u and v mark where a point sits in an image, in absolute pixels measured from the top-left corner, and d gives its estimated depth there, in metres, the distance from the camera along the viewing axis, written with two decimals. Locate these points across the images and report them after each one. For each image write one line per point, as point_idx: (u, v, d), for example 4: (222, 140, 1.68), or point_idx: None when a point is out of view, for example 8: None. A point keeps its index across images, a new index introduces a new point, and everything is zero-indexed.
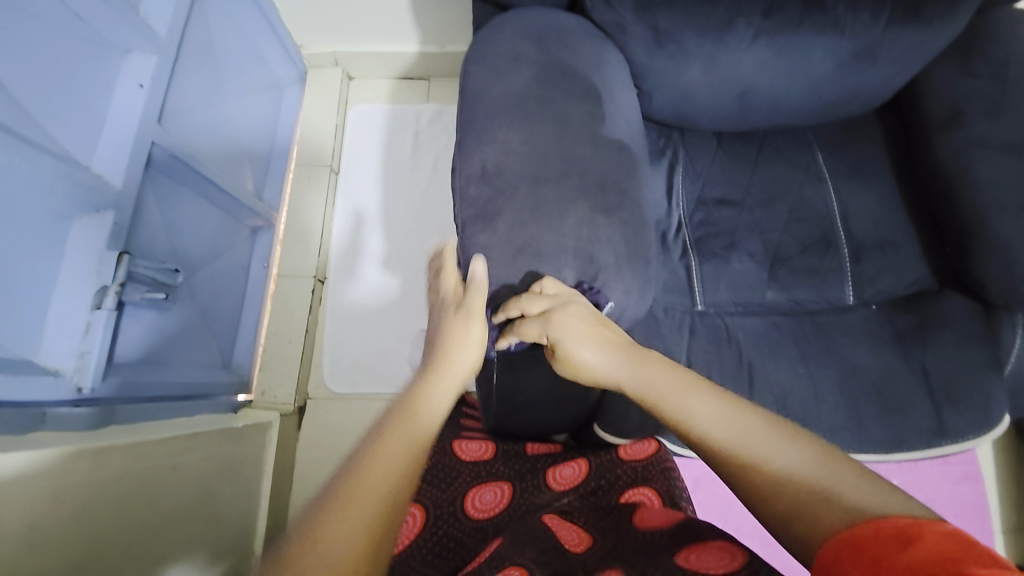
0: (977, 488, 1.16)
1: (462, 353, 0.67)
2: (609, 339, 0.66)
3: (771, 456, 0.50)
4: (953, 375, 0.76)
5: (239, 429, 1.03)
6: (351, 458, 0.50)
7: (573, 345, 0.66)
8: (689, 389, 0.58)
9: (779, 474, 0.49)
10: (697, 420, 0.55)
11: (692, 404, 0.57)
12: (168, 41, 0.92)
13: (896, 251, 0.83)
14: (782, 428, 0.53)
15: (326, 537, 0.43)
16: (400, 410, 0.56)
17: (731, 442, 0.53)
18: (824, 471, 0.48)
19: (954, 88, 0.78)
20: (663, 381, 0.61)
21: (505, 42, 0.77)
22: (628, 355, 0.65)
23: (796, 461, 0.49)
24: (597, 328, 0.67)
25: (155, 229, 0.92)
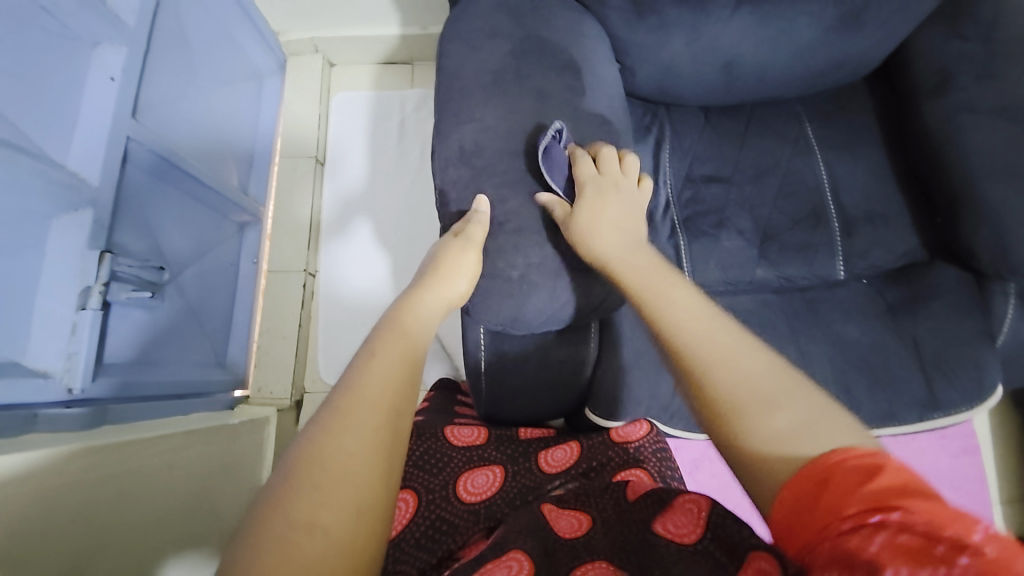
0: (976, 460, 1.17)
1: (451, 279, 0.65)
2: (631, 240, 0.65)
3: (718, 352, 0.49)
4: (944, 347, 0.76)
5: (235, 426, 1.04)
6: (345, 373, 0.49)
7: (602, 212, 0.66)
8: (673, 287, 0.58)
9: (709, 356, 0.49)
10: (665, 304, 0.55)
11: (662, 291, 0.57)
12: (138, 32, 0.89)
13: (887, 223, 0.82)
14: (747, 340, 0.51)
15: (335, 441, 0.42)
16: (388, 328, 0.56)
17: (685, 329, 0.52)
18: (783, 385, 0.46)
19: (942, 51, 0.76)
20: (655, 276, 0.60)
21: (480, 19, 0.75)
22: (636, 253, 0.63)
23: (741, 367, 0.48)
24: (623, 225, 0.66)
25: (136, 227, 0.91)
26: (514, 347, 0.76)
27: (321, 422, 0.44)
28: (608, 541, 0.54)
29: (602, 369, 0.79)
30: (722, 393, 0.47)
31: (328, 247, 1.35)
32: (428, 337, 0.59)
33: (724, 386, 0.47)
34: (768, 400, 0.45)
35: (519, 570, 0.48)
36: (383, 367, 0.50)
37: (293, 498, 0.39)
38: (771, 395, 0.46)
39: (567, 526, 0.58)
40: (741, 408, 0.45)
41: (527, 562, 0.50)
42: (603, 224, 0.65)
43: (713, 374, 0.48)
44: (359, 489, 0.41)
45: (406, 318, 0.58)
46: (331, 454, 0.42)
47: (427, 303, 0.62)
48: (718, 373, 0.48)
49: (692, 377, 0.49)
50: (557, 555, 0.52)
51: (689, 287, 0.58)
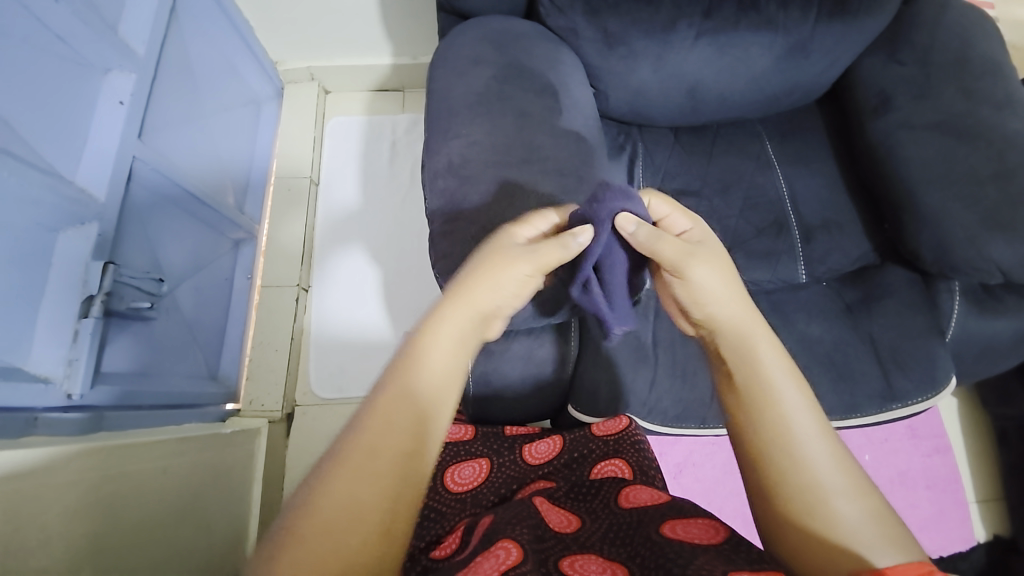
0: (947, 460, 1.23)
1: (498, 287, 0.58)
2: (739, 297, 0.61)
3: (835, 490, 0.49)
4: (899, 341, 0.81)
5: (227, 436, 1.05)
6: (355, 416, 0.48)
7: (700, 287, 0.60)
8: (789, 390, 0.54)
9: (820, 498, 0.49)
10: (784, 406, 0.53)
11: (788, 394, 0.54)
12: (147, 61, 0.95)
13: (842, 230, 0.89)
14: (859, 478, 0.51)
15: (330, 487, 0.43)
16: (405, 362, 0.52)
17: (807, 452, 0.51)
18: (881, 532, 0.48)
19: (881, 75, 0.86)
20: (776, 374, 0.55)
21: (466, 48, 0.83)
22: (753, 328, 0.59)
23: (849, 507, 0.49)
24: (727, 281, 0.61)
25: (138, 241, 0.94)
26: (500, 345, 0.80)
27: (320, 472, 0.44)
28: (607, 545, 0.55)
29: (581, 366, 0.82)
30: (825, 534, 0.48)
31: (320, 264, 1.40)
32: (450, 369, 0.53)
33: (836, 520, 0.48)
34: (862, 548, 0.47)
35: (507, 558, 0.48)
36: (393, 417, 0.47)
37: (279, 551, 0.40)
38: (866, 534, 0.47)
39: (557, 521, 0.60)
40: (854, 547, 0.47)
41: (515, 550, 0.50)
42: (707, 295, 0.60)
43: (831, 528, 0.48)
44: (355, 551, 0.41)
45: (425, 350, 0.53)
46: (327, 509, 0.42)
47: (456, 325, 0.55)
48: (819, 506, 0.49)
49: (800, 507, 0.49)
50: (548, 544, 0.54)
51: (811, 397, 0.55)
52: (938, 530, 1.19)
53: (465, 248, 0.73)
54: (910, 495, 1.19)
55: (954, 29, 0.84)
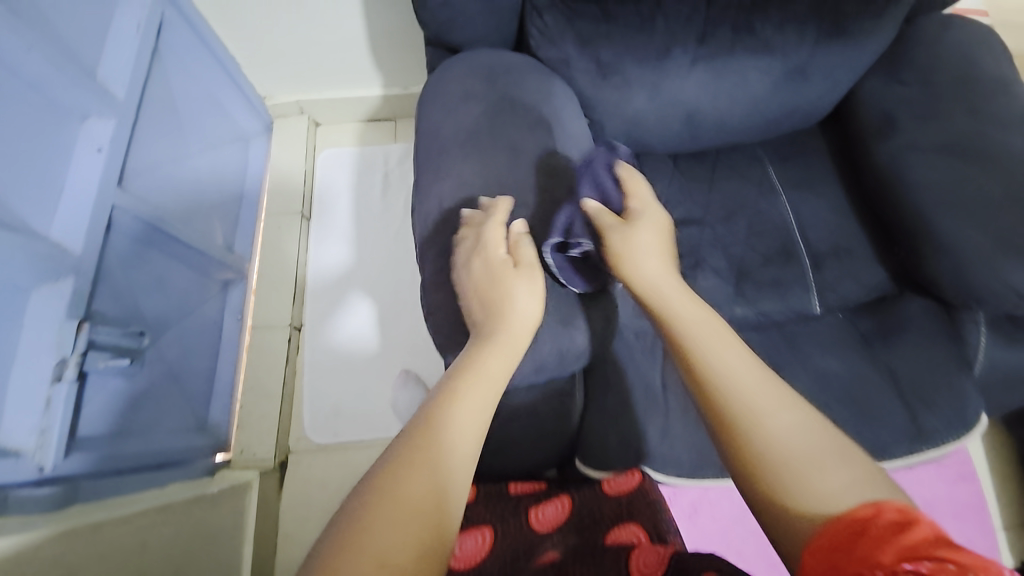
0: (974, 488, 1.16)
1: (517, 310, 0.60)
2: (666, 259, 0.61)
3: (766, 407, 0.46)
4: (919, 375, 0.76)
5: (213, 495, 0.99)
6: (397, 439, 0.47)
7: (632, 248, 0.61)
8: (710, 327, 0.53)
9: (766, 445, 0.44)
10: (703, 343, 0.51)
11: (703, 331, 0.53)
12: (128, 105, 0.92)
13: (852, 255, 0.85)
14: (789, 393, 0.48)
15: (370, 523, 0.40)
16: (448, 389, 0.52)
17: (736, 380, 0.48)
18: (823, 442, 0.44)
19: (884, 99, 0.82)
20: (694, 314, 0.55)
21: (454, 83, 0.80)
22: (670, 280, 0.59)
23: (786, 422, 0.45)
24: (659, 247, 0.62)
25: (117, 292, 0.90)
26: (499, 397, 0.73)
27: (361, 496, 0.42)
28: None
29: (589, 416, 0.78)
30: (768, 454, 0.44)
31: (312, 301, 1.35)
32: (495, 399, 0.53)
33: (773, 438, 0.44)
34: (809, 463, 0.43)
35: None
36: (439, 442, 0.46)
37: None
38: (818, 466, 0.42)
39: None
40: (799, 467, 0.43)
41: None
42: (637, 252, 0.61)
43: (770, 447, 0.44)
44: None
45: (469, 381, 0.52)
46: (370, 536, 0.39)
47: (501, 359, 0.55)
48: (767, 453, 0.44)
49: (739, 431, 0.46)
50: None
51: (729, 331, 0.53)
52: None
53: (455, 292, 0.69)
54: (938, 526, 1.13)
55: (961, 47, 0.80)
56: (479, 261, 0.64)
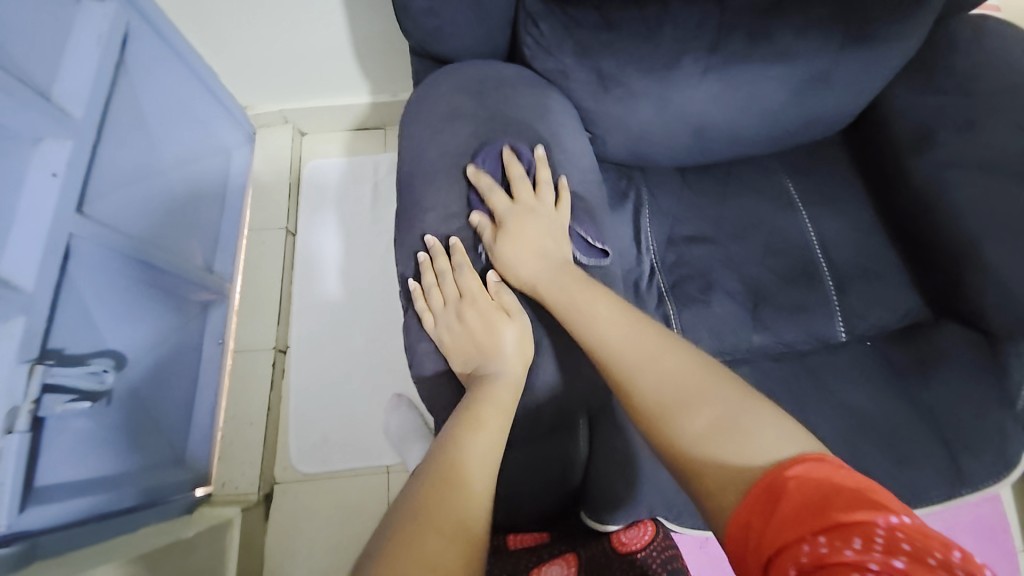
0: (998, 508, 1.09)
1: (504, 354, 0.60)
2: (547, 249, 0.63)
3: (633, 363, 0.54)
4: (964, 416, 0.71)
5: (189, 540, 0.92)
6: (394, 507, 0.48)
7: (514, 252, 0.63)
8: (587, 295, 0.60)
9: (691, 416, 0.49)
10: (587, 318, 0.58)
11: (584, 305, 0.59)
12: (87, 124, 0.85)
13: (884, 280, 0.79)
14: (652, 341, 0.55)
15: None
16: (440, 448, 0.52)
17: (614, 348, 0.56)
18: (690, 383, 0.51)
19: (917, 107, 0.77)
20: (573, 292, 0.60)
21: (440, 98, 0.73)
22: (554, 267, 0.63)
23: (654, 373, 0.53)
24: (540, 240, 0.63)
25: (77, 326, 0.83)
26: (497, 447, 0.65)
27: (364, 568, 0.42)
28: None
29: (595, 467, 0.68)
30: (649, 411, 0.51)
31: (298, 322, 1.28)
32: (490, 450, 0.52)
33: (646, 393, 0.52)
34: (682, 408, 0.50)
35: None
36: (433, 502, 0.47)
37: None
38: (742, 431, 0.47)
39: None
40: (668, 413, 0.50)
41: None
42: (520, 255, 0.63)
43: (645, 402, 0.52)
44: None
45: (462, 437, 0.52)
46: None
47: (493, 406, 0.55)
48: (693, 428, 0.49)
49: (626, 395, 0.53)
50: None
51: (600, 294, 0.60)
52: None
53: (445, 337, 0.63)
54: None
55: (996, 56, 0.74)
56: (464, 310, 0.62)
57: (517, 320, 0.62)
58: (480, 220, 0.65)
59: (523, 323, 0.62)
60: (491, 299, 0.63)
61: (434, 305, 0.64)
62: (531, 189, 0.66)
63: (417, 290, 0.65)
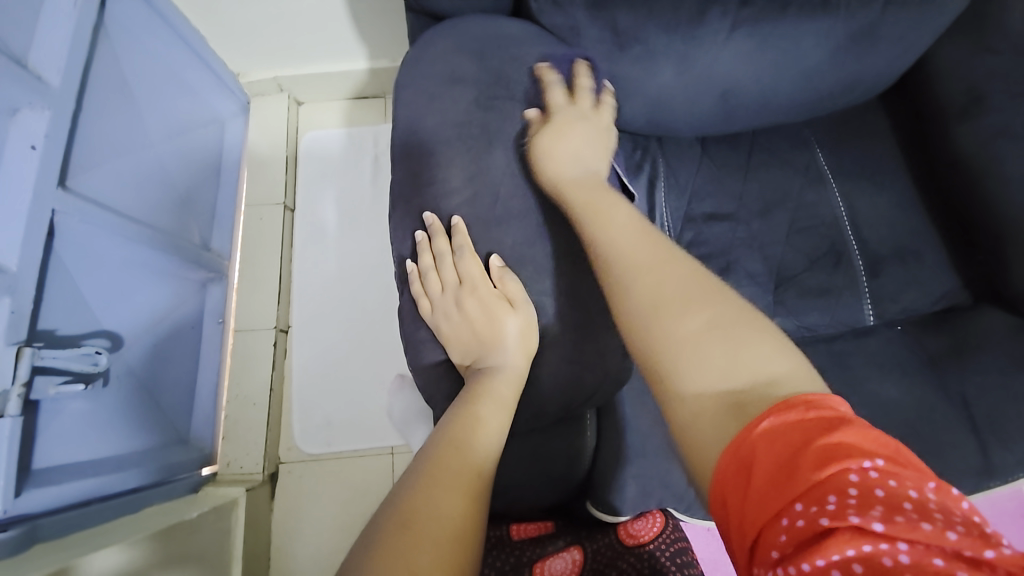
0: (1015, 494, 1.06)
1: (506, 347, 0.56)
2: (593, 160, 0.60)
3: (634, 261, 0.49)
4: (996, 404, 0.66)
5: (194, 519, 0.92)
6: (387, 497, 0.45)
7: (556, 141, 0.60)
8: (603, 200, 0.56)
9: (682, 319, 0.44)
10: (596, 220, 0.54)
11: (597, 206, 0.55)
12: (65, 93, 0.79)
13: (920, 260, 0.74)
14: (663, 249, 0.50)
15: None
16: (437, 439, 0.49)
17: (618, 248, 0.51)
18: (693, 289, 0.46)
19: (969, 68, 0.70)
20: (591, 193, 0.56)
21: (438, 61, 0.66)
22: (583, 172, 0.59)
23: (656, 273, 0.48)
24: (587, 145, 0.60)
25: (68, 305, 0.81)
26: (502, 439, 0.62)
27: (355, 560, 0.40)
28: None
29: (603, 460, 0.66)
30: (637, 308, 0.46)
31: (299, 301, 1.25)
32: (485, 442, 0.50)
33: (639, 289, 0.47)
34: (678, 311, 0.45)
35: None
36: (427, 492, 0.44)
37: None
38: (738, 343, 0.42)
39: None
40: (656, 314, 0.45)
41: None
42: (561, 147, 0.60)
43: (637, 298, 0.47)
44: None
45: (460, 430, 0.50)
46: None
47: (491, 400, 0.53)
48: (681, 334, 0.43)
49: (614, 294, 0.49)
50: None
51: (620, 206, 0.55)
52: None
53: (444, 326, 0.59)
54: None
55: None
56: (463, 299, 0.58)
57: (520, 311, 0.58)
58: (531, 113, 0.63)
59: (528, 313, 0.58)
60: (493, 287, 0.58)
61: (432, 289, 0.60)
62: (593, 103, 0.64)
63: (415, 273, 0.61)
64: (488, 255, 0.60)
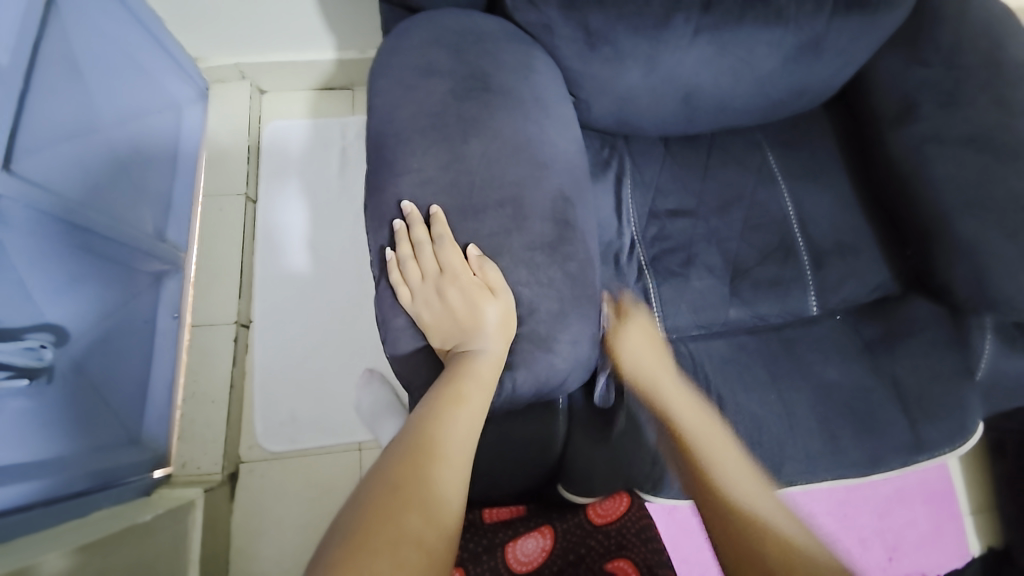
0: (944, 474, 1.16)
1: (488, 326, 0.58)
2: (664, 364, 0.70)
3: (752, 506, 0.59)
4: (924, 386, 0.74)
5: (148, 522, 0.88)
6: (376, 465, 0.47)
7: (637, 346, 0.70)
8: (706, 428, 0.66)
9: (754, 479, 0.60)
10: (687, 425, 0.65)
11: (692, 414, 0.66)
12: (14, 72, 0.75)
13: (858, 255, 0.81)
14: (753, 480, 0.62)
15: (356, 543, 0.40)
16: (424, 411, 0.51)
17: (723, 482, 0.61)
18: (790, 522, 0.58)
19: (903, 81, 0.77)
20: (689, 415, 0.66)
21: (414, 52, 0.67)
22: (668, 378, 0.69)
23: (766, 512, 0.59)
24: (659, 355, 0.71)
25: (9, 299, 0.77)
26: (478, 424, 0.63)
27: (347, 521, 0.42)
28: None
29: (574, 443, 0.68)
30: (755, 538, 0.56)
31: (262, 295, 1.21)
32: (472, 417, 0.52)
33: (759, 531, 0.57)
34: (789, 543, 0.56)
35: None
36: (414, 462, 0.47)
37: None
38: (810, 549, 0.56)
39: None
40: (775, 550, 0.55)
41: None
42: (644, 355, 0.70)
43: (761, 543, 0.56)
44: None
45: (447, 401, 0.52)
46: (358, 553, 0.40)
47: (477, 375, 0.54)
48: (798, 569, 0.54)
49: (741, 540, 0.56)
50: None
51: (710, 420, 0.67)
52: (935, 546, 1.11)
53: (422, 312, 0.60)
54: (907, 511, 1.12)
55: (983, 27, 0.74)
56: (444, 288, 0.59)
57: (501, 297, 0.59)
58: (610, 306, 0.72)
59: (508, 299, 0.60)
60: (474, 276, 0.60)
61: (411, 278, 0.60)
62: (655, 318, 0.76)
63: (393, 262, 0.62)
64: (466, 245, 0.62)
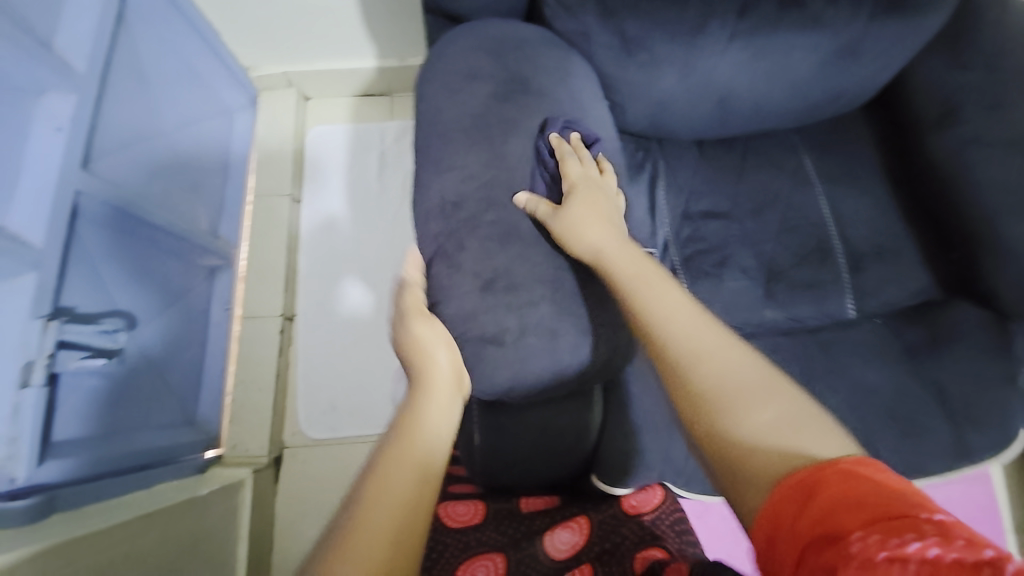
0: (987, 488, 1.12)
1: (433, 336, 0.61)
2: (616, 242, 0.61)
3: (715, 365, 0.47)
4: (967, 391, 0.73)
5: (203, 497, 0.94)
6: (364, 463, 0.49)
7: (577, 231, 0.61)
8: (660, 284, 0.56)
9: (766, 382, 0.46)
10: (662, 311, 0.52)
11: (660, 296, 0.54)
12: (89, 76, 0.82)
13: (897, 258, 0.80)
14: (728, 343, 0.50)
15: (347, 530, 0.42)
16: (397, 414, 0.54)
17: (690, 345, 0.50)
18: (765, 390, 0.46)
19: (943, 83, 0.77)
20: (642, 276, 0.57)
21: (458, 60, 0.71)
22: (639, 275, 0.57)
23: (739, 380, 0.46)
24: (598, 216, 0.62)
25: (86, 286, 0.82)
26: (517, 410, 0.67)
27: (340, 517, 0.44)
28: None
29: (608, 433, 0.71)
30: (721, 410, 0.45)
31: (305, 290, 1.28)
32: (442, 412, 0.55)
33: (715, 391, 0.46)
34: (755, 402, 0.44)
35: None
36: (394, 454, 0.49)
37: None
38: (801, 426, 0.43)
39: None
40: (741, 413, 0.44)
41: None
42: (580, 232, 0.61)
43: (737, 425, 0.44)
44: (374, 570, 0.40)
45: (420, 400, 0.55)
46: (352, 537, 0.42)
47: (439, 376, 0.58)
48: (769, 427, 0.43)
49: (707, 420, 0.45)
50: None
51: (681, 291, 0.55)
52: None
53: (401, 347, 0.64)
54: None
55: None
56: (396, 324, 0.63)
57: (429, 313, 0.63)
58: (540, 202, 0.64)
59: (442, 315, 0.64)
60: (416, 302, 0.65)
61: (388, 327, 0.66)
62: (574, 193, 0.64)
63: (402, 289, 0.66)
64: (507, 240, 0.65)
